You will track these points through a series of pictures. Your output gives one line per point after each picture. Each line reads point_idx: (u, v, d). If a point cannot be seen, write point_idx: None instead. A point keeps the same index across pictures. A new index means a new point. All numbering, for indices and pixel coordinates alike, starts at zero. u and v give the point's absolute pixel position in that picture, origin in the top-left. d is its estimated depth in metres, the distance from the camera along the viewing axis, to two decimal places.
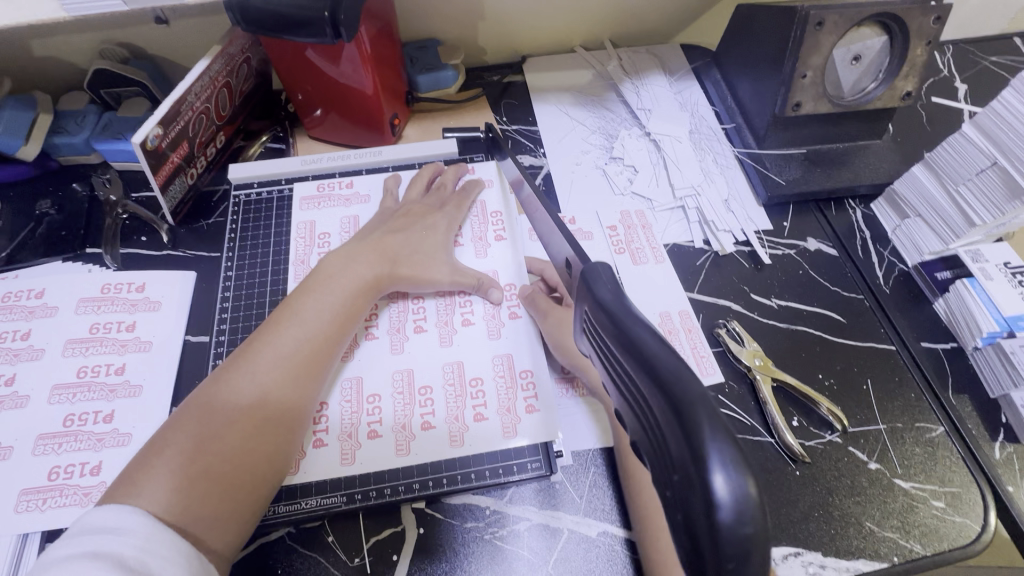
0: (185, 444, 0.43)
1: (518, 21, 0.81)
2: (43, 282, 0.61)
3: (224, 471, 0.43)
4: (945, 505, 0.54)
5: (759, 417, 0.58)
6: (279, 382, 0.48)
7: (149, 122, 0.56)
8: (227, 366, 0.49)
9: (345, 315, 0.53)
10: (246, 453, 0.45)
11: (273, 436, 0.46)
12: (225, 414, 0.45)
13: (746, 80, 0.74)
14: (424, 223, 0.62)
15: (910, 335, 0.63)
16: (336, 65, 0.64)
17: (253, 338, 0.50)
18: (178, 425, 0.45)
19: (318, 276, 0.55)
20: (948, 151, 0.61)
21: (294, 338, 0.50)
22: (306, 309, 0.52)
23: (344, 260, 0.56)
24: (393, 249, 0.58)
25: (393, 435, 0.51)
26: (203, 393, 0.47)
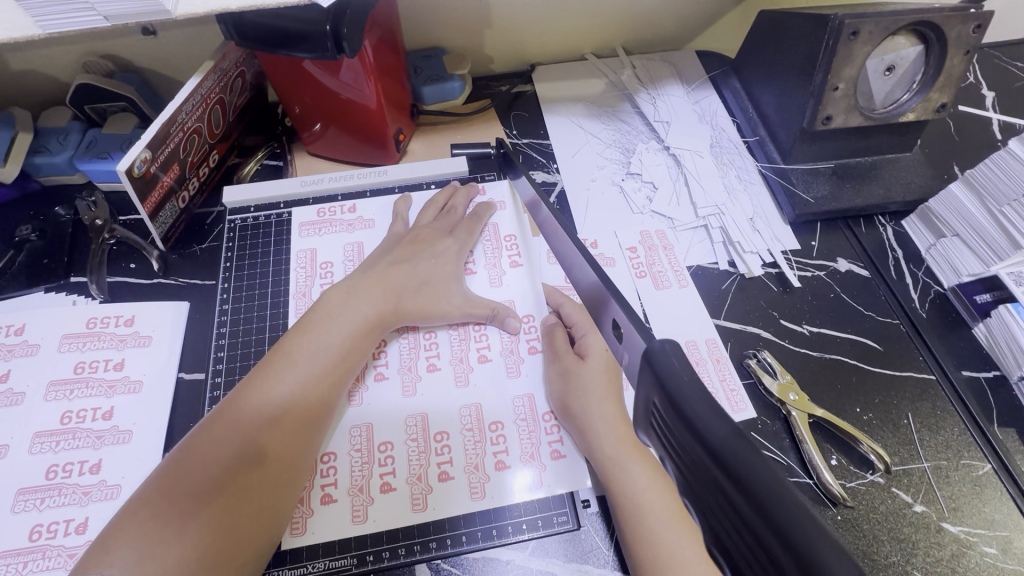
0: (166, 508, 0.39)
1: (528, 28, 0.77)
2: (23, 317, 0.57)
3: (208, 542, 0.39)
4: (997, 551, 0.50)
5: (795, 456, 0.54)
6: (269, 435, 0.44)
7: (136, 146, 0.52)
8: (213, 417, 0.44)
9: (342, 357, 0.49)
10: (233, 520, 0.40)
11: (263, 499, 0.42)
12: (210, 474, 0.41)
13: (770, 91, 0.71)
14: (433, 252, 0.58)
15: (951, 363, 0.60)
16: (337, 77, 0.60)
17: (244, 385, 0.46)
18: (159, 486, 0.41)
19: (318, 313, 0.51)
20: (991, 169, 0.57)
21: (287, 383, 0.46)
22: (300, 352, 0.48)
23: (347, 294, 0.52)
24: (400, 280, 0.54)
25: (409, 489, 0.47)
26: (187, 450, 0.42)
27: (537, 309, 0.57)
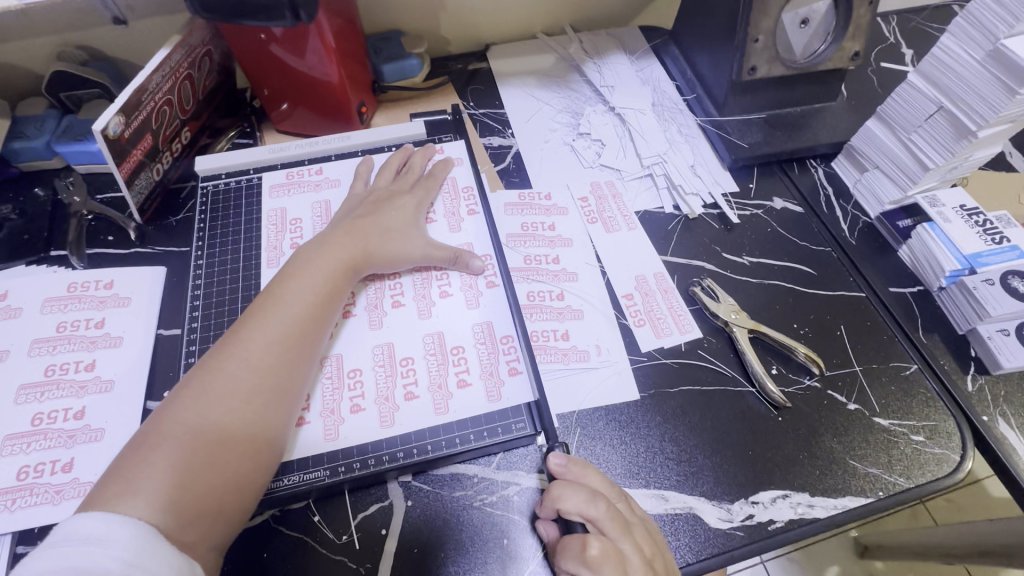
0: (176, 437, 0.42)
1: (479, 10, 0.83)
2: (6, 285, 0.60)
3: (225, 459, 0.43)
4: (924, 438, 0.55)
5: (739, 368, 0.58)
6: (266, 366, 0.47)
7: (110, 110, 0.56)
8: (211, 355, 0.47)
9: (325, 298, 0.52)
10: (244, 440, 0.44)
11: (268, 419, 0.46)
12: (220, 400, 0.44)
13: (703, 53, 0.77)
14: (392, 205, 0.61)
15: (879, 281, 0.65)
16: (299, 57, 0.65)
17: (238, 324, 0.49)
18: (166, 418, 0.43)
19: (295, 263, 0.54)
20: (897, 101, 0.63)
21: (278, 323, 0.49)
22: (288, 295, 0.51)
23: (318, 245, 0.56)
24: (366, 228, 0.58)
25: (377, 408, 0.52)
26: (192, 381, 0.45)
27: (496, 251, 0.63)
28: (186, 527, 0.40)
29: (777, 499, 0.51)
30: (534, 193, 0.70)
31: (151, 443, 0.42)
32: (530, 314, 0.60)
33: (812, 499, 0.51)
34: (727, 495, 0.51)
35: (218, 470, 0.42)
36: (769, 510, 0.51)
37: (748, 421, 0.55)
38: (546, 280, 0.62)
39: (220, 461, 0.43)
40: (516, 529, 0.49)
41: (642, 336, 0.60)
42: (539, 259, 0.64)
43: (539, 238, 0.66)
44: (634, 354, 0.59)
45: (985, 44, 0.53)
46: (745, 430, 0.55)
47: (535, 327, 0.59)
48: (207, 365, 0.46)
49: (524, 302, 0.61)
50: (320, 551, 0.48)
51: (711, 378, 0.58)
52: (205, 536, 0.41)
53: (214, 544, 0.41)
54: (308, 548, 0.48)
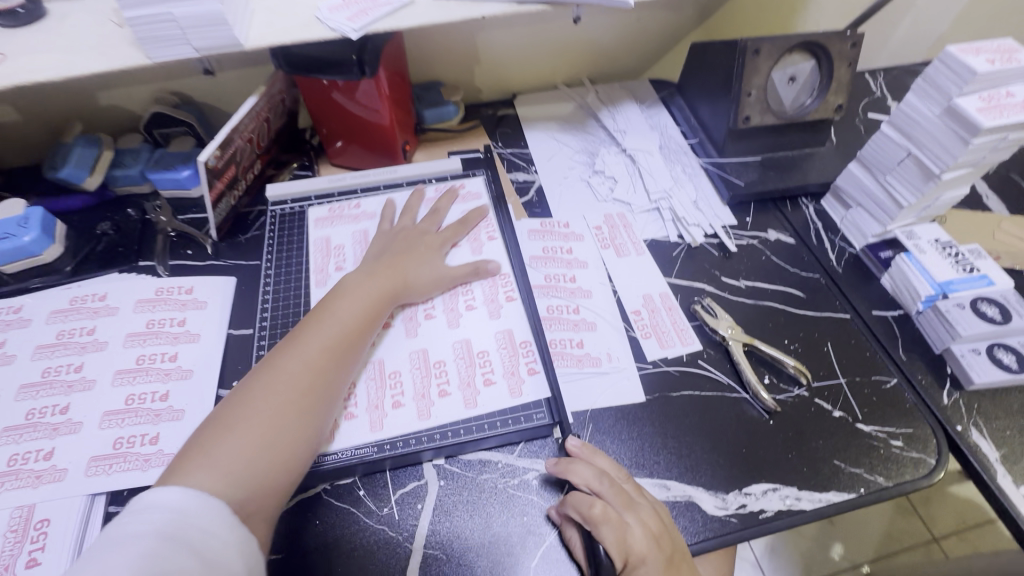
0: (239, 426, 0.50)
1: (509, 64, 0.96)
2: (105, 287, 0.70)
3: (278, 444, 0.50)
4: (902, 443, 0.61)
5: (735, 376, 0.66)
6: (320, 369, 0.55)
7: (209, 146, 0.67)
8: (274, 355, 0.56)
9: (368, 317, 0.61)
10: (295, 430, 0.51)
11: (317, 414, 0.53)
12: (280, 394, 0.52)
13: (705, 103, 0.87)
14: (420, 242, 0.70)
15: (863, 305, 0.72)
16: (359, 103, 0.77)
17: (298, 332, 0.58)
18: (230, 410, 0.51)
19: (341, 287, 0.63)
20: (874, 148, 0.72)
21: (327, 335, 0.57)
22: (339, 311, 0.60)
23: (364, 274, 0.65)
24: (399, 264, 0.66)
25: (415, 404, 0.60)
26: (257, 377, 0.54)
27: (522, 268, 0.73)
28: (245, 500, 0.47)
29: (767, 491, 0.57)
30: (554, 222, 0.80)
31: (221, 425, 0.50)
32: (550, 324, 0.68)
33: (799, 493, 0.57)
34: (722, 486, 0.58)
35: (272, 452, 0.50)
36: (760, 500, 0.57)
37: (743, 424, 0.62)
38: (563, 296, 0.71)
39: (274, 445, 0.50)
40: (535, 508, 0.56)
41: (648, 346, 0.68)
42: (558, 277, 0.73)
43: (558, 260, 0.75)
44: (641, 362, 0.67)
45: (941, 102, 0.63)
46: (740, 431, 0.61)
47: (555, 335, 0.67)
48: (267, 368, 0.54)
49: (544, 314, 0.69)
50: (364, 520, 0.55)
51: (710, 385, 0.65)
52: (257, 510, 0.48)
53: (263, 518, 0.48)
54: (354, 517, 0.55)
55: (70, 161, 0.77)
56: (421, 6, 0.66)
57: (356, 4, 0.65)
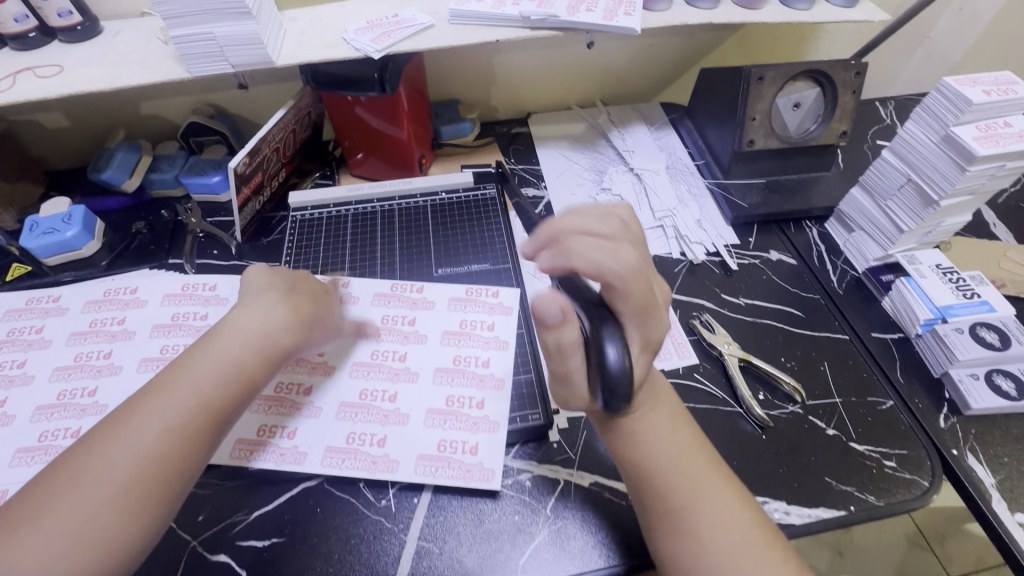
0: (56, 510, 0.42)
1: (525, 85, 1.00)
2: (136, 281, 0.75)
3: (96, 546, 0.42)
4: (896, 464, 0.61)
5: (729, 391, 0.67)
6: (158, 443, 0.46)
7: (239, 154, 0.73)
8: (107, 423, 0.47)
9: (242, 373, 0.53)
10: (126, 522, 0.43)
11: (153, 501, 0.45)
12: (103, 480, 0.43)
13: (712, 126, 0.90)
14: (326, 299, 0.65)
15: (862, 326, 0.73)
16: (379, 117, 0.81)
17: (141, 393, 0.49)
18: (42, 495, 0.43)
19: (209, 337, 0.55)
20: (875, 173, 0.73)
21: (182, 396, 0.49)
22: (197, 369, 0.51)
23: (248, 316, 0.57)
24: (303, 309, 0.61)
25: (485, 387, 0.64)
26: (78, 455, 0.45)
27: (524, 279, 0.76)
28: None
29: (756, 504, 0.58)
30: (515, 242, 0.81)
31: (25, 515, 0.41)
32: (450, 378, 0.65)
33: (789, 508, 0.58)
34: None
35: (87, 552, 0.41)
36: None
37: (735, 437, 0.63)
38: None
39: (86, 544, 0.41)
40: (527, 508, 0.58)
41: None
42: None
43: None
44: None
45: (939, 130, 0.64)
46: (732, 443, 0.63)
47: (453, 393, 0.64)
48: (97, 438, 0.46)
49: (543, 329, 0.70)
50: (363, 510, 0.57)
51: (705, 398, 0.66)
52: None
53: None
54: (353, 506, 0.58)
55: (112, 164, 0.84)
56: (440, 30, 0.71)
57: (380, 28, 0.70)
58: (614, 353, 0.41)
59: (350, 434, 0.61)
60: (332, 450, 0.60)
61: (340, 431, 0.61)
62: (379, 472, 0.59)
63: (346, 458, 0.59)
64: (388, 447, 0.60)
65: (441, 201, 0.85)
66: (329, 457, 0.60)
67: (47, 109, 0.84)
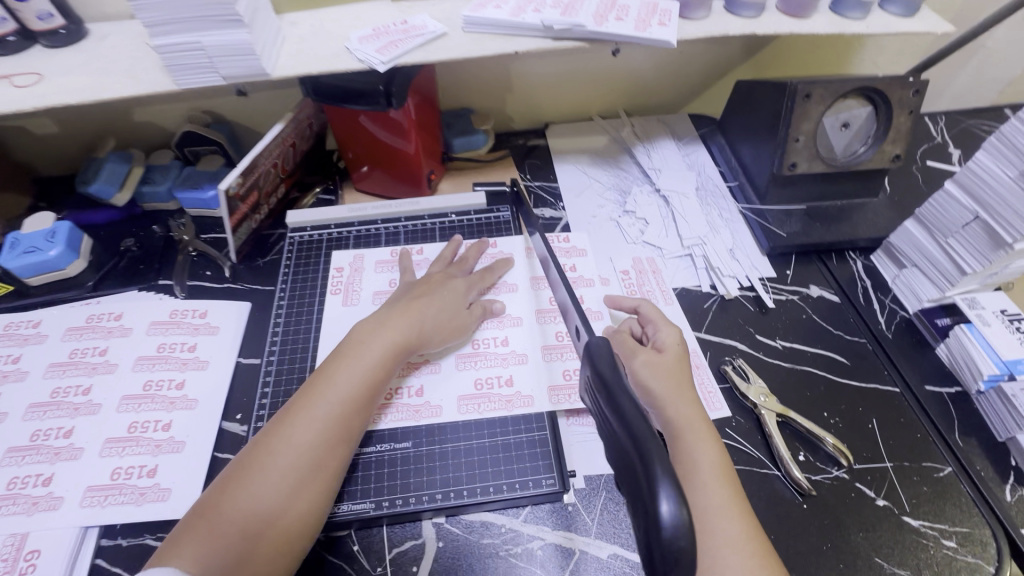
0: (227, 507, 0.47)
1: (543, 93, 0.93)
2: (121, 307, 0.70)
3: (263, 541, 0.46)
4: (956, 544, 0.54)
5: (766, 450, 0.60)
6: (312, 446, 0.51)
7: (231, 174, 0.67)
8: (270, 427, 0.52)
9: (376, 377, 0.56)
10: (291, 518, 0.48)
11: (305, 499, 0.49)
12: (271, 478, 0.49)
13: (747, 144, 0.83)
14: (444, 289, 0.66)
15: (915, 378, 0.65)
16: (385, 129, 0.74)
17: (295, 399, 0.54)
18: (219, 489, 0.49)
19: (350, 341, 0.59)
20: (935, 206, 0.66)
21: (327, 401, 0.53)
22: (339, 375, 0.55)
23: (375, 325, 0.60)
24: (418, 311, 0.62)
25: None
26: (249, 456, 0.50)
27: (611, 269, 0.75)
28: None
29: None
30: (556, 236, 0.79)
31: (212, 504, 0.48)
32: (560, 354, 0.65)
33: None
34: None
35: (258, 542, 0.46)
36: None
37: (773, 505, 0.56)
38: None
39: (255, 533, 0.46)
40: None
41: None
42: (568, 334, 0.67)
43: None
44: None
45: (1018, 164, 0.56)
46: (769, 513, 0.56)
47: (567, 367, 0.63)
48: (263, 440, 0.51)
49: (559, 380, 0.62)
50: None
51: (738, 458, 0.60)
52: None
53: None
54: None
55: (100, 176, 0.78)
56: (453, 39, 0.64)
57: (386, 36, 0.63)
58: (669, 505, 0.29)
59: (476, 381, 0.62)
60: (463, 398, 0.61)
61: (466, 380, 0.62)
62: (518, 406, 0.60)
63: (479, 436, 0.59)
64: (517, 385, 0.62)
65: (450, 224, 0.79)
66: (465, 404, 0.60)
67: (35, 116, 0.79)
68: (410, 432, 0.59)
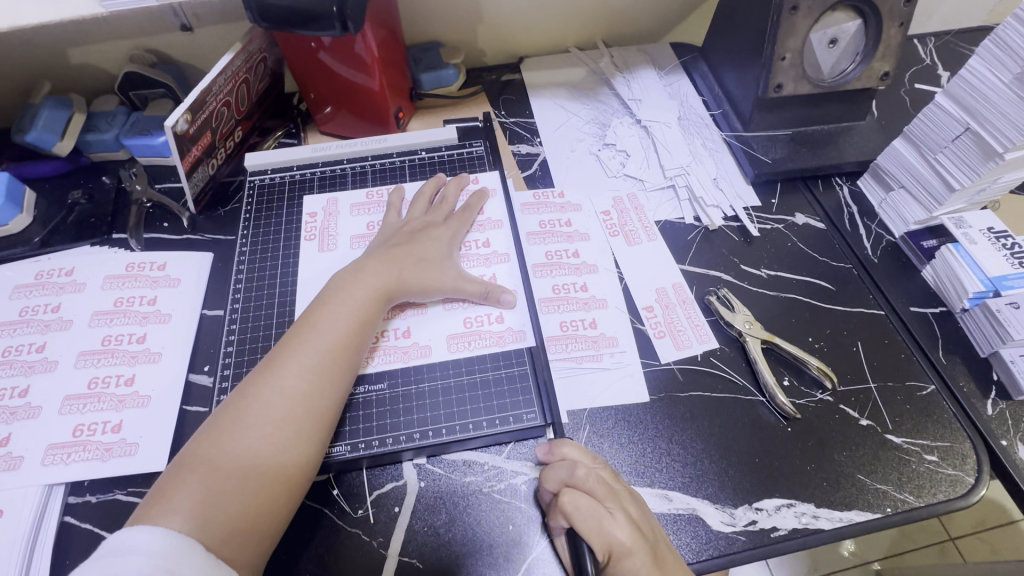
0: (216, 462, 0.45)
1: (515, 22, 0.87)
2: (72, 261, 0.66)
3: (256, 493, 0.45)
4: (938, 458, 0.54)
5: (750, 377, 0.59)
6: (303, 395, 0.49)
7: (178, 109, 0.61)
8: (251, 380, 0.50)
9: (363, 323, 0.54)
10: (285, 470, 0.46)
11: (297, 452, 0.47)
12: (265, 430, 0.46)
13: (730, 70, 0.78)
14: (423, 237, 0.62)
15: (899, 300, 0.64)
16: (343, 60, 0.69)
17: (277, 348, 0.52)
18: (207, 444, 0.46)
19: (330, 291, 0.56)
20: (925, 121, 0.63)
21: (314, 349, 0.51)
22: (323, 324, 0.52)
23: (353, 273, 0.57)
24: (396, 261, 0.59)
25: (595, 303, 0.63)
26: (233, 409, 0.48)
27: (591, 201, 0.73)
28: (222, 541, 0.42)
29: (781, 508, 0.52)
30: (548, 192, 0.73)
31: (197, 460, 0.45)
32: (557, 306, 0.63)
33: (817, 511, 0.52)
34: (732, 499, 0.52)
35: (256, 494, 0.45)
36: (773, 517, 0.51)
37: (757, 430, 0.56)
38: (568, 274, 0.65)
39: (248, 487, 0.44)
40: (522, 516, 0.51)
41: (661, 347, 0.61)
42: (568, 287, 0.64)
43: (565, 266, 0.66)
44: (648, 359, 0.60)
45: (1013, 67, 0.53)
46: (752, 438, 0.55)
47: (563, 318, 0.62)
48: (248, 389, 0.49)
49: (558, 332, 0.61)
50: (338, 524, 0.51)
51: (723, 386, 0.59)
52: (239, 554, 0.43)
53: (246, 560, 0.43)
54: (326, 519, 0.51)
55: (37, 123, 0.71)
56: None
57: None
58: None
59: (465, 320, 0.60)
60: (452, 336, 0.59)
61: (455, 320, 0.60)
62: (511, 342, 0.59)
63: (462, 374, 0.57)
64: (508, 321, 0.60)
65: (420, 161, 0.75)
66: (455, 342, 0.58)
67: None
68: (389, 374, 0.57)
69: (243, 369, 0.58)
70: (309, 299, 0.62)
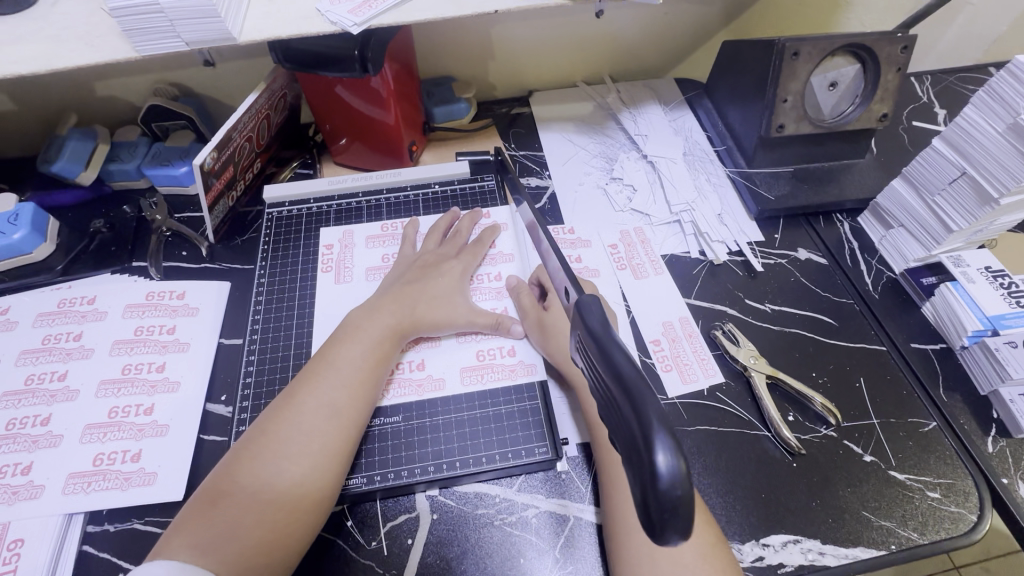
0: (237, 498, 0.46)
1: (525, 58, 0.90)
2: (94, 290, 0.67)
3: (274, 529, 0.45)
4: (940, 495, 0.55)
5: (755, 412, 0.61)
6: (321, 431, 0.50)
7: (205, 148, 0.64)
8: (270, 416, 0.51)
9: (379, 359, 0.56)
10: (302, 507, 0.47)
11: (314, 488, 0.48)
12: (284, 467, 0.48)
13: (734, 108, 0.81)
14: (436, 272, 0.64)
15: (900, 336, 0.66)
16: (361, 98, 0.71)
17: (297, 383, 0.53)
18: (228, 480, 0.47)
19: (347, 327, 0.58)
20: (923, 164, 0.65)
21: (331, 386, 0.52)
22: (341, 361, 0.54)
23: (368, 310, 0.59)
24: (410, 296, 0.61)
25: None
26: (254, 445, 0.49)
27: (599, 236, 0.75)
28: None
29: (787, 544, 0.53)
30: (559, 226, 0.76)
31: (219, 495, 0.46)
32: None
33: (823, 547, 0.52)
34: (739, 535, 0.53)
35: (274, 529, 0.45)
36: (780, 553, 0.52)
37: (762, 465, 0.57)
38: None
39: (267, 523, 0.45)
40: (532, 550, 0.52)
41: (668, 380, 0.62)
42: None
43: None
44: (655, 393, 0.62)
45: (1007, 117, 0.56)
46: (758, 473, 0.56)
47: None
48: (268, 426, 0.50)
49: None
50: (352, 556, 0.51)
51: (730, 421, 0.60)
52: None
53: None
54: (340, 552, 0.52)
55: (64, 154, 0.74)
56: None
57: None
58: (664, 456, 0.30)
59: (478, 352, 0.62)
60: (465, 369, 0.60)
61: (467, 353, 0.61)
62: (521, 376, 0.60)
63: (475, 408, 0.58)
64: (520, 355, 0.61)
65: (433, 194, 0.77)
66: (468, 375, 0.60)
67: None
68: (403, 407, 0.58)
69: (260, 400, 0.59)
70: (325, 330, 0.64)
